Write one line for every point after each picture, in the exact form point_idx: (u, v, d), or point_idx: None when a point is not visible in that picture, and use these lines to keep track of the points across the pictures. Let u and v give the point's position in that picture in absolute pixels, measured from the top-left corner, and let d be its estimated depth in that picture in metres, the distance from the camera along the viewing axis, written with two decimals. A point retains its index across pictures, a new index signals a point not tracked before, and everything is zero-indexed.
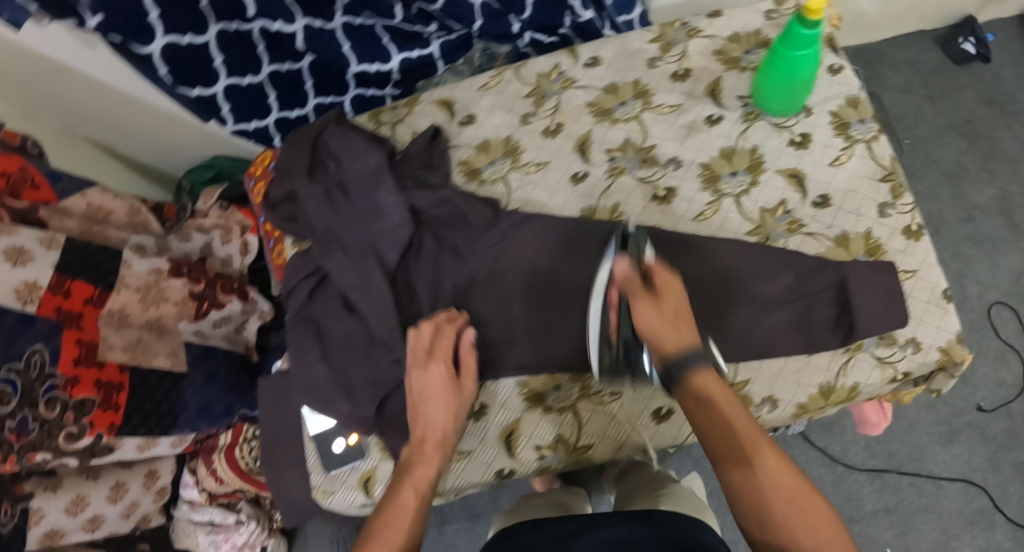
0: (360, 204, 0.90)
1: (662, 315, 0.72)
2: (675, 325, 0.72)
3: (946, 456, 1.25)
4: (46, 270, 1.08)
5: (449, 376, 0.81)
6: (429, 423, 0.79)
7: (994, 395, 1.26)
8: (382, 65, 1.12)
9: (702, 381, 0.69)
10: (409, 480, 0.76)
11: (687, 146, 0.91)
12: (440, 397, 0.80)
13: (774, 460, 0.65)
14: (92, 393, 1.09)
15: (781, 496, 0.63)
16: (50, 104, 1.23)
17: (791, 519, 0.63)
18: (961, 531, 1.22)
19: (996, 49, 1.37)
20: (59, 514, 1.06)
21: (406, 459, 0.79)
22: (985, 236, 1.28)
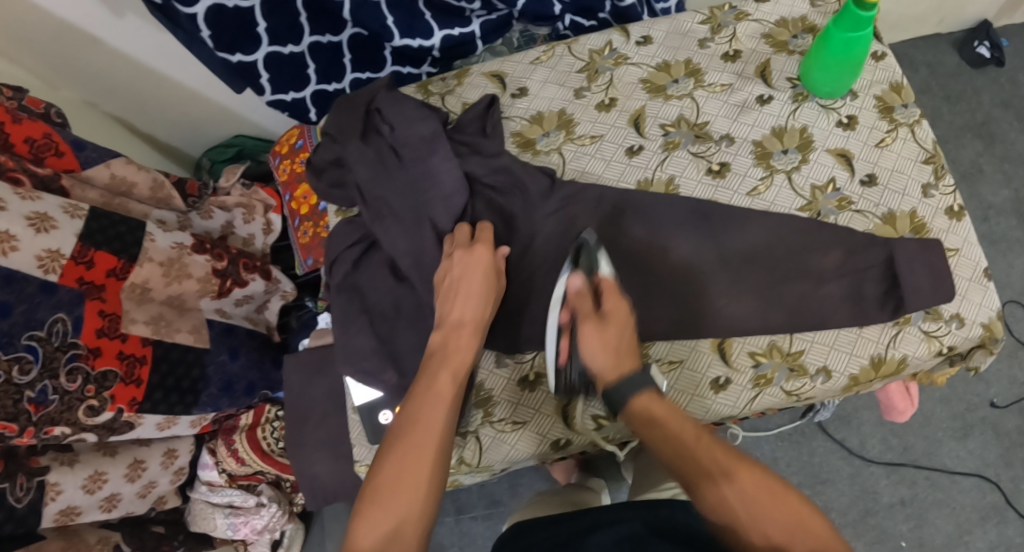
0: (413, 169, 0.89)
1: (604, 340, 0.76)
2: (614, 352, 0.75)
3: (961, 451, 1.28)
4: (70, 238, 1.02)
5: (489, 264, 0.82)
6: (468, 307, 0.79)
7: (1007, 392, 1.30)
8: (423, 42, 1.09)
9: (653, 411, 0.71)
10: (448, 363, 0.75)
11: (740, 124, 0.93)
12: (477, 277, 0.81)
13: (751, 476, 0.64)
14: (115, 366, 1.05)
15: (758, 511, 0.62)
16: (73, 73, 1.18)
17: (772, 534, 0.61)
18: (974, 527, 1.24)
19: (1010, 55, 1.42)
20: (76, 491, 1.01)
21: (440, 342, 0.77)
22: (1000, 236, 1.32)
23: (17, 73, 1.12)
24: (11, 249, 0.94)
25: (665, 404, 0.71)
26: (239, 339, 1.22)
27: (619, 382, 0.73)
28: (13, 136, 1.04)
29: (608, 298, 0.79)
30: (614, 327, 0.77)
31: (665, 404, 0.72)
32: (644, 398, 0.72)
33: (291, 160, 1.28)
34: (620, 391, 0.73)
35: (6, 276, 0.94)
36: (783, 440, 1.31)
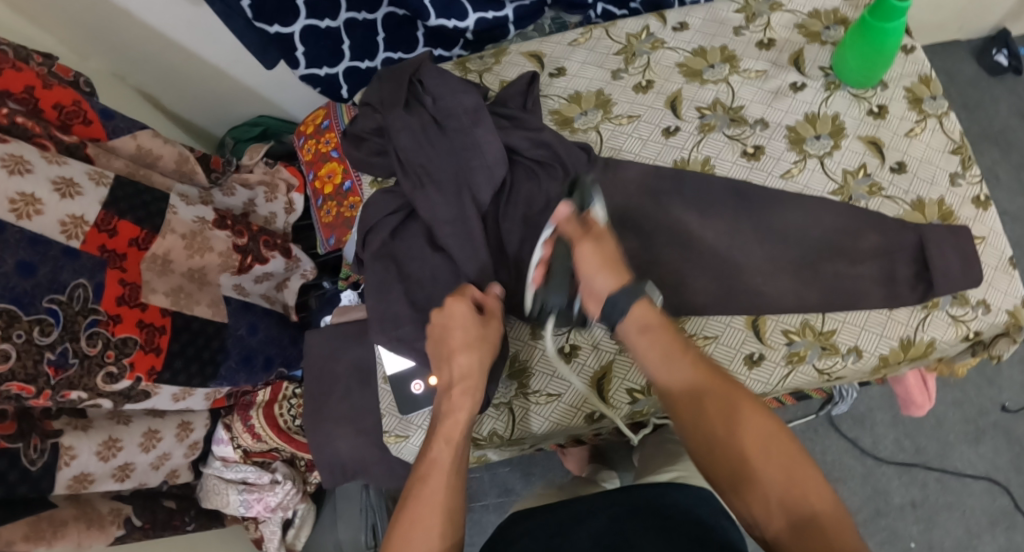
0: (456, 140, 0.90)
1: (601, 257, 0.77)
2: (610, 267, 0.77)
3: (972, 454, 1.29)
4: (94, 206, 0.99)
5: (471, 316, 0.80)
6: (459, 370, 0.78)
7: (1019, 397, 1.32)
8: (459, 23, 1.10)
9: (657, 326, 0.75)
10: (441, 432, 0.74)
11: (774, 109, 0.94)
12: (462, 330, 0.79)
13: (756, 417, 0.70)
14: (134, 334, 1.01)
15: (757, 451, 0.68)
16: (103, 45, 1.17)
17: (758, 464, 0.67)
18: (983, 530, 1.25)
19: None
20: (90, 457, 0.99)
21: (438, 409, 0.78)
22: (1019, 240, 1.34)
23: (47, 42, 1.11)
24: (35, 212, 0.91)
25: (663, 319, 0.76)
26: (257, 315, 1.21)
27: (620, 293, 0.76)
28: (42, 101, 1.01)
29: (595, 223, 0.80)
30: (602, 238, 0.79)
31: (664, 321, 0.76)
32: (647, 314, 0.76)
33: (317, 140, 1.25)
34: (619, 301, 0.76)
35: (30, 240, 0.91)
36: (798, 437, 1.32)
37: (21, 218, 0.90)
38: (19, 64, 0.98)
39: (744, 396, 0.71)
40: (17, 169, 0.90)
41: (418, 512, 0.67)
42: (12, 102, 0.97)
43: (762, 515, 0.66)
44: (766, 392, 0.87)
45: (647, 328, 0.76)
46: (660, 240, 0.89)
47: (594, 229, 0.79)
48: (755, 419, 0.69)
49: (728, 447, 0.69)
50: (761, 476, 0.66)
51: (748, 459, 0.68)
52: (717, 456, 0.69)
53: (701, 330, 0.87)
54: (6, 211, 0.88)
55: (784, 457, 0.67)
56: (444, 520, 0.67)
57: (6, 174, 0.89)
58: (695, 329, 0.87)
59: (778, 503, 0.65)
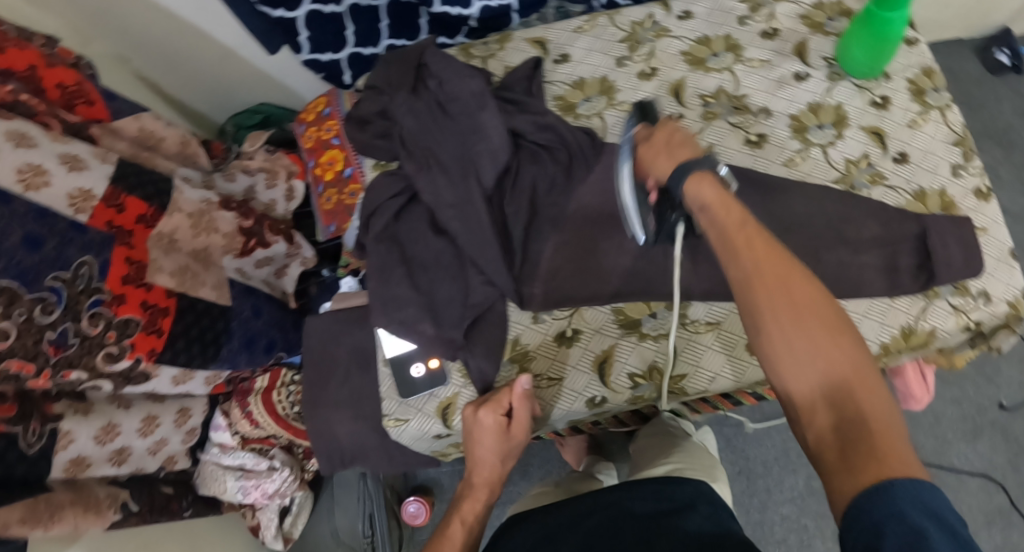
0: (461, 121, 0.89)
1: (659, 150, 0.74)
2: (669, 155, 0.73)
3: (970, 452, 1.29)
4: (101, 181, 1.00)
5: (500, 422, 0.82)
6: (482, 467, 0.83)
7: (1016, 394, 1.32)
8: (462, 10, 1.12)
9: (714, 203, 0.68)
10: (458, 514, 0.81)
11: (778, 98, 0.94)
12: (487, 442, 0.82)
13: (820, 316, 0.62)
14: (137, 314, 1.00)
15: (812, 338, 0.61)
16: (105, 27, 1.15)
17: (820, 358, 0.61)
18: (980, 527, 1.26)
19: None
20: (87, 441, 0.98)
21: (459, 493, 0.84)
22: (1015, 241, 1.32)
23: (48, 23, 1.09)
24: (43, 183, 0.92)
25: (722, 193, 0.68)
26: (260, 298, 1.19)
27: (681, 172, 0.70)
28: (46, 79, 1.01)
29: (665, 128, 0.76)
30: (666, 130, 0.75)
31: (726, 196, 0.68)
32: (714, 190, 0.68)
33: (318, 128, 1.23)
34: (676, 178, 0.70)
35: (38, 212, 0.90)
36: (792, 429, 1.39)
37: (28, 188, 0.90)
38: (22, 42, 0.98)
39: (812, 287, 0.63)
40: (24, 143, 0.90)
41: None
42: (16, 80, 0.96)
43: (808, 409, 0.61)
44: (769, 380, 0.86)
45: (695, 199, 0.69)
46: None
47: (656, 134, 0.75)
48: (817, 320, 0.62)
49: (792, 334, 0.62)
50: (820, 372, 0.61)
51: (806, 357, 0.61)
52: (774, 348, 0.62)
53: (705, 315, 0.85)
54: (14, 182, 0.88)
55: (842, 361, 0.60)
56: None
57: (14, 148, 0.89)
58: (699, 314, 0.85)
59: (828, 399, 0.60)
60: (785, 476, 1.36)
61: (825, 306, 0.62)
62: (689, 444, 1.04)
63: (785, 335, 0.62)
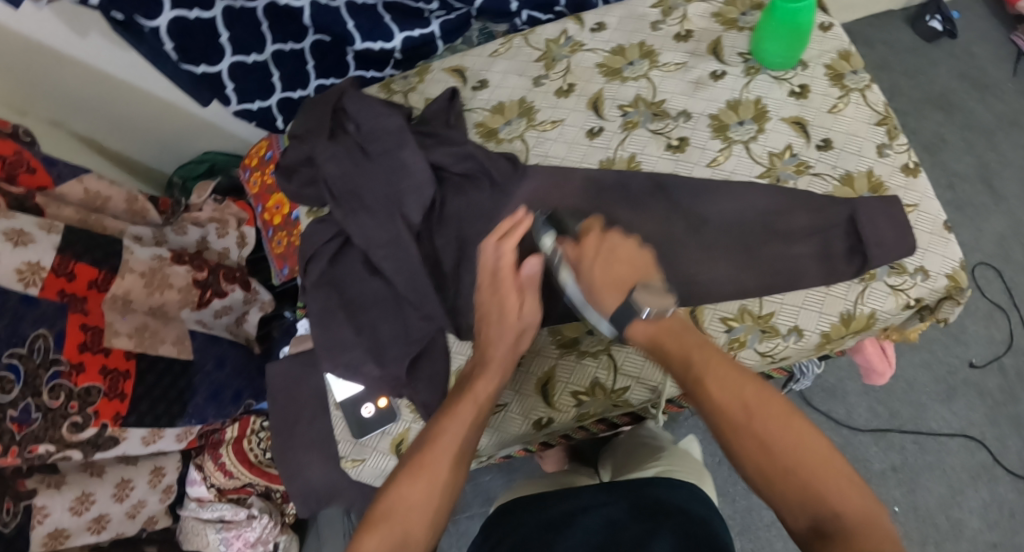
0: (384, 161, 0.91)
1: (611, 275, 0.74)
2: (617, 285, 0.74)
3: (946, 413, 1.29)
4: (49, 252, 0.99)
5: (516, 285, 0.77)
6: (494, 339, 0.78)
7: (985, 351, 1.31)
8: (385, 44, 1.14)
9: (662, 335, 0.72)
10: (468, 396, 0.75)
11: (696, 99, 0.95)
12: (499, 309, 0.78)
13: (784, 421, 0.65)
14: (97, 382, 1.02)
15: (776, 444, 0.65)
16: (41, 96, 1.15)
17: (790, 463, 0.64)
18: (966, 486, 1.25)
19: (964, 28, 1.48)
20: (63, 513, 0.99)
21: (467, 373, 0.78)
22: (966, 202, 1.36)
23: None
24: None
25: (670, 323, 0.73)
26: (225, 347, 1.19)
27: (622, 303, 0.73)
28: None
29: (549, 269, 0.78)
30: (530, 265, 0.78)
31: (673, 322, 0.73)
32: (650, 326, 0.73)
33: (261, 172, 1.25)
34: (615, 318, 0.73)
35: None
36: None
37: None
38: None
39: (765, 393, 0.67)
40: None
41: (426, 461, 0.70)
42: None
43: (786, 515, 0.64)
44: None
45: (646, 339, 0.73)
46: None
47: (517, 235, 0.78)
48: (780, 423, 0.65)
49: (757, 445, 0.65)
50: (792, 476, 0.64)
51: (775, 457, 0.64)
52: (749, 460, 0.66)
53: None
54: None
55: (814, 463, 0.63)
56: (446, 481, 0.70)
57: None
58: None
59: (802, 503, 0.63)
60: None
61: (784, 410, 0.66)
62: (678, 451, 1.05)
63: (748, 444, 0.65)
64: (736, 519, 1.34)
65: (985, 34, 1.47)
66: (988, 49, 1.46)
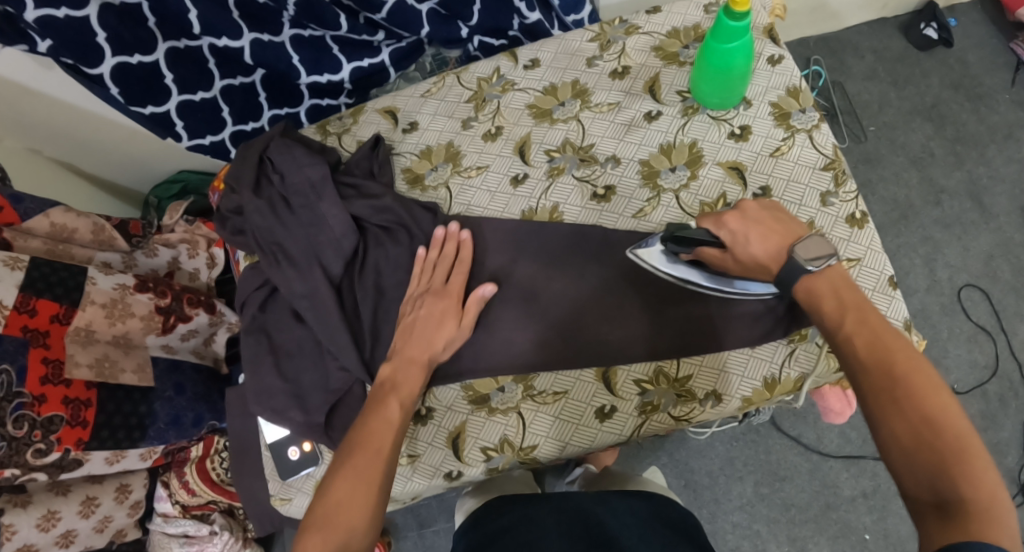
0: (303, 214, 0.92)
1: (766, 230, 0.73)
2: (775, 231, 0.73)
3: None
4: (11, 290, 1.03)
5: (455, 306, 0.84)
6: (417, 347, 0.81)
7: (969, 377, 1.19)
8: (332, 76, 1.14)
9: (824, 292, 0.67)
10: (391, 394, 0.77)
11: (626, 144, 0.91)
12: (428, 320, 0.82)
13: (924, 389, 0.58)
14: (60, 411, 1.05)
15: (920, 399, 0.58)
16: (13, 124, 1.16)
17: (919, 409, 0.58)
18: None
19: (960, 34, 1.39)
20: (30, 530, 1.05)
21: (388, 375, 0.80)
22: (953, 219, 1.27)
23: None
24: None
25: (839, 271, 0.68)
26: (186, 373, 1.24)
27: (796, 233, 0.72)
28: None
29: (473, 311, 0.84)
30: (452, 304, 0.84)
31: (840, 271, 0.68)
32: (821, 279, 0.68)
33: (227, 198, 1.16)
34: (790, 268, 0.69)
35: None
36: (738, 439, 1.33)
37: None
38: None
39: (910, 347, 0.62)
40: None
41: (375, 426, 0.73)
42: None
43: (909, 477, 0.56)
44: (622, 442, 0.84)
45: (810, 288, 0.68)
46: (486, 288, 0.87)
47: (449, 283, 0.85)
48: (922, 390, 0.59)
49: (887, 380, 0.60)
50: (929, 425, 0.57)
51: (912, 403, 0.58)
52: (882, 398, 0.60)
53: (551, 386, 0.84)
54: None
55: (948, 432, 0.56)
56: (382, 476, 0.70)
57: None
58: (545, 385, 0.85)
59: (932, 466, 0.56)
60: (731, 484, 1.30)
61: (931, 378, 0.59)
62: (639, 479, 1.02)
63: (885, 404, 0.59)
64: None
65: (984, 40, 1.38)
66: (983, 57, 1.37)
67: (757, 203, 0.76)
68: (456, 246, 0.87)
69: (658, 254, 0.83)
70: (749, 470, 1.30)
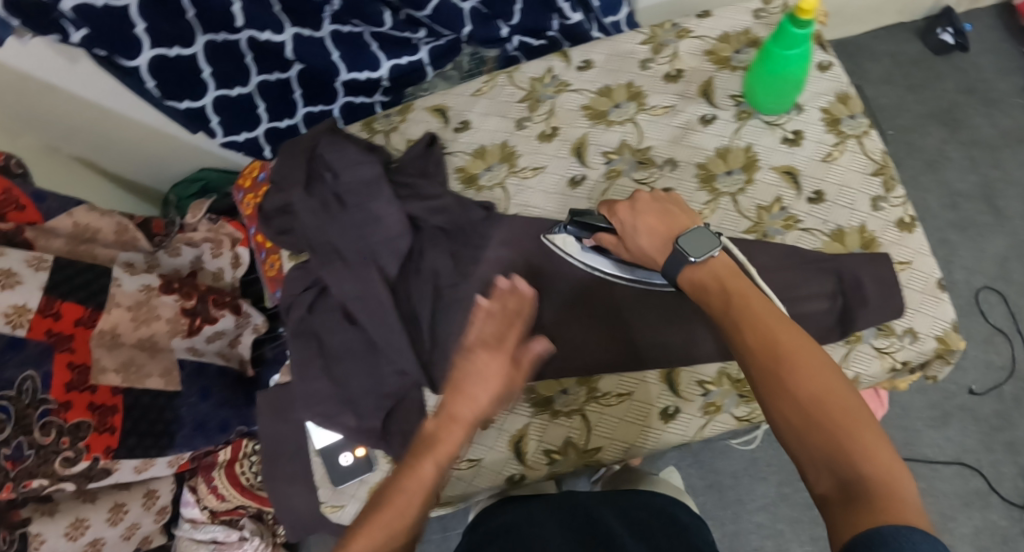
0: (356, 213, 0.91)
1: (656, 222, 0.76)
2: (663, 225, 0.76)
3: (940, 439, 1.21)
4: (35, 293, 1.00)
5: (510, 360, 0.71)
6: (466, 399, 0.69)
7: (985, 377, 1.24)
8: (371, 73, 1.13)
9: (708, 278, 0.70)
10: (430, 455, 0.68)
11: (683, 147, 0.92)
12: (478, 373, 0.69)
13: (806, 366, 0.60)
14: (87, 417, 1.02)
15: (803, 378, 0.60)
16: (34, 121, 1.14)
17: (805, 388, 0.59)
18: (958, 513, 1.17)
19: (975, 39, 1.44)
20: (58, 539, 1.01)
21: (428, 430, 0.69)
22: (969, 222, 1.31)
23: None
24: None
25: (727, 262, 0.71)
26: (211, 378, 1.19)
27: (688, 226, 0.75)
28: None
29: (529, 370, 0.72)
30: (506, 355, 0.70)
31: (725, 261, 0.71)
32: (703, 270, 0.71)
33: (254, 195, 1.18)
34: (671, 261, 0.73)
35: None
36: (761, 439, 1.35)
37: (15, 328, 0.96)
38: None
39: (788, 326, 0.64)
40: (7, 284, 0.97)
41: (406, 488, 0.66)
42: None
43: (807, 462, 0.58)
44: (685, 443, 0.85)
45: (694, 277, 0.71)
46: (546, 290, 0.88)
47: (504, 335, 0.71)
48: (807, 369, 0.60)
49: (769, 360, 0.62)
50: (816, 402, 0.59)
51: (800, 385, 0.60)
52: (769, 381, 0.61)
53: (615, 387, 0.85)
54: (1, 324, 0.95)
55: (840, 414, 0.58)
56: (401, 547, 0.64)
57: None
58: (610, 387, 0.85)
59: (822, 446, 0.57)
60: (755, 485, 1.32)
61: (811, 354, 0.61)
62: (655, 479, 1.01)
63: (777, 390, 0.60)
64: (724, 543, 1.30)
65: (998, 45, 1.44)
66: (997, 61, 1.42)
67: (650, 195, 0.79)
68: (519, 301, 0.73)
69: (570, 241, 0.87)
70: (773, 470, 1.33)
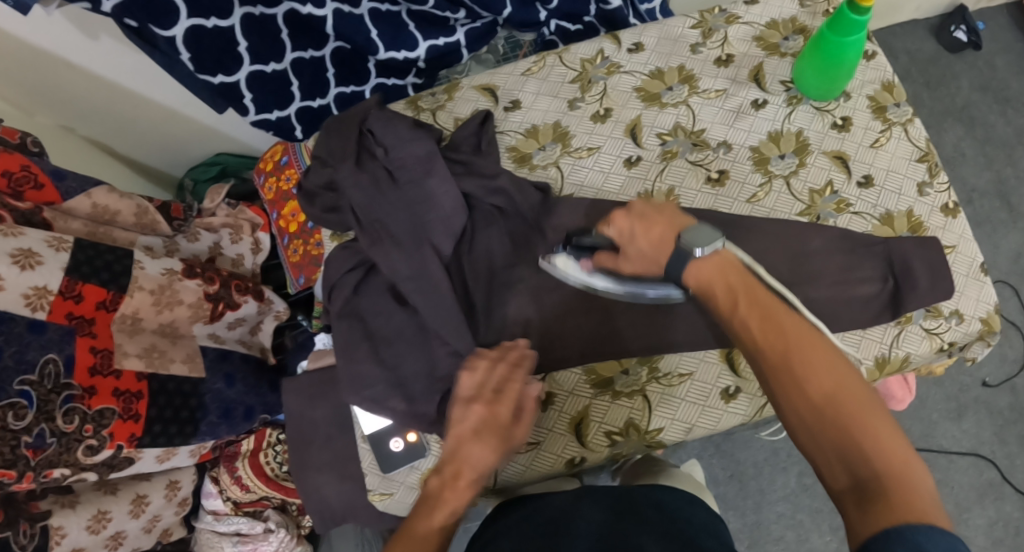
0: (410, 192, 0.89)
1: (648, 225, 0.76)
2: (654, 227, 0.76)
3: (957, 431, 1.25)
4: (56, 273, 0.94)
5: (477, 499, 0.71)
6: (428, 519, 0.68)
7: (998, 370, 1.28)
8: (408, 53, 1.10)
9: (714, 279, 0.70)
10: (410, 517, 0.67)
11: (736, 130, 0.93)
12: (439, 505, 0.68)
13: (818, 366, 0.61)
14: (110, 404, 0.96)
15: (813, 379, 0.60)
16: (48, 99, 1.09)
17: (817, 390, 0.60)
18: (973, 504, 1.22)
19: (988, 37, 1.49)
20: (81, 532, 0.96)
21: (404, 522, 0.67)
22: (984, 218, 1.36)
23: None
24: None
25: (730, 261, 0.70)
26: (234, 364, 1.15)
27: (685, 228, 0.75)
28: None
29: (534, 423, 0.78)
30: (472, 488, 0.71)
31: (728, 259, 0.70)
32: (710, 269, 0.70)
33: (276, 178, 1.19)
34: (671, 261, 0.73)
35: None
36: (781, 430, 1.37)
37: (35, 310, 0.91)
38: None
39: (799, 327, 0.64)
40: (28, 263, 0.90)
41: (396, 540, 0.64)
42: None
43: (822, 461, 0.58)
44: (743, 423, 0.86)
45: (701, 280, 0.71)
46: None
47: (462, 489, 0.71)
48: (819, 370, 0.60)
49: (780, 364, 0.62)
50: (828, 403, 0.59)
51: (812, 386, 0.60)
52: (785, 382, 0.61)
53: (677, 367, 0.85)
54: (21, 307, 0.89)
55: (854, 413, 0.58)
56: None
57: (18, 270, 0.89)
58: (670, 367, 0.85)
59: (836, 447, 0.57)
60: (777, 475, 1.33)
61: (822, 353, 0.61)
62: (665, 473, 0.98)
63: (791, 393, 0.61)
64: (745, 533, 1.31)
65: (1010, 44, 1.49)
66: (1011, 60, 1.48)
67: (643, 202, 0.79)
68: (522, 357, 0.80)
69: (571, 264, 0.84)
70: (794, 461, 1.34)
